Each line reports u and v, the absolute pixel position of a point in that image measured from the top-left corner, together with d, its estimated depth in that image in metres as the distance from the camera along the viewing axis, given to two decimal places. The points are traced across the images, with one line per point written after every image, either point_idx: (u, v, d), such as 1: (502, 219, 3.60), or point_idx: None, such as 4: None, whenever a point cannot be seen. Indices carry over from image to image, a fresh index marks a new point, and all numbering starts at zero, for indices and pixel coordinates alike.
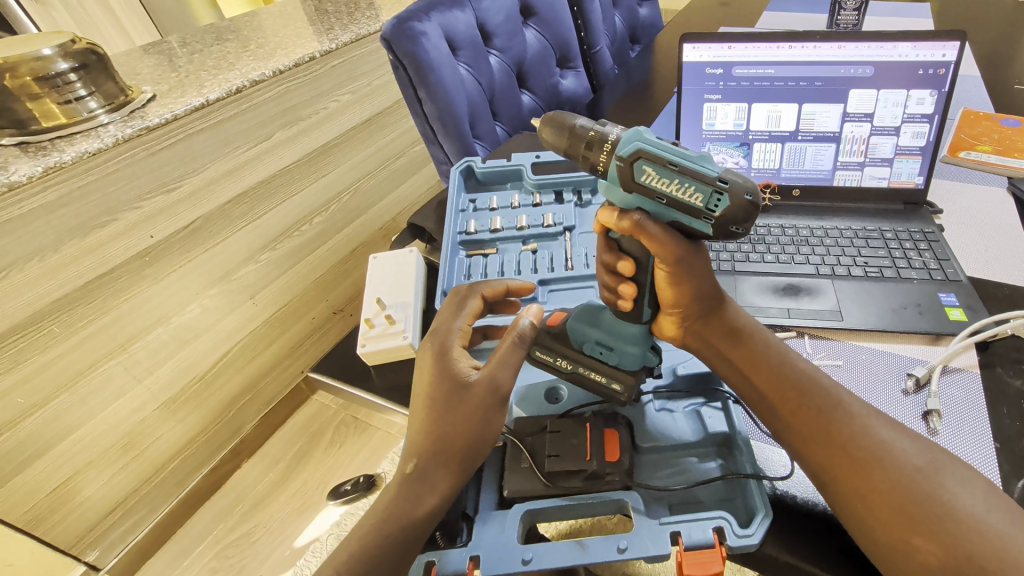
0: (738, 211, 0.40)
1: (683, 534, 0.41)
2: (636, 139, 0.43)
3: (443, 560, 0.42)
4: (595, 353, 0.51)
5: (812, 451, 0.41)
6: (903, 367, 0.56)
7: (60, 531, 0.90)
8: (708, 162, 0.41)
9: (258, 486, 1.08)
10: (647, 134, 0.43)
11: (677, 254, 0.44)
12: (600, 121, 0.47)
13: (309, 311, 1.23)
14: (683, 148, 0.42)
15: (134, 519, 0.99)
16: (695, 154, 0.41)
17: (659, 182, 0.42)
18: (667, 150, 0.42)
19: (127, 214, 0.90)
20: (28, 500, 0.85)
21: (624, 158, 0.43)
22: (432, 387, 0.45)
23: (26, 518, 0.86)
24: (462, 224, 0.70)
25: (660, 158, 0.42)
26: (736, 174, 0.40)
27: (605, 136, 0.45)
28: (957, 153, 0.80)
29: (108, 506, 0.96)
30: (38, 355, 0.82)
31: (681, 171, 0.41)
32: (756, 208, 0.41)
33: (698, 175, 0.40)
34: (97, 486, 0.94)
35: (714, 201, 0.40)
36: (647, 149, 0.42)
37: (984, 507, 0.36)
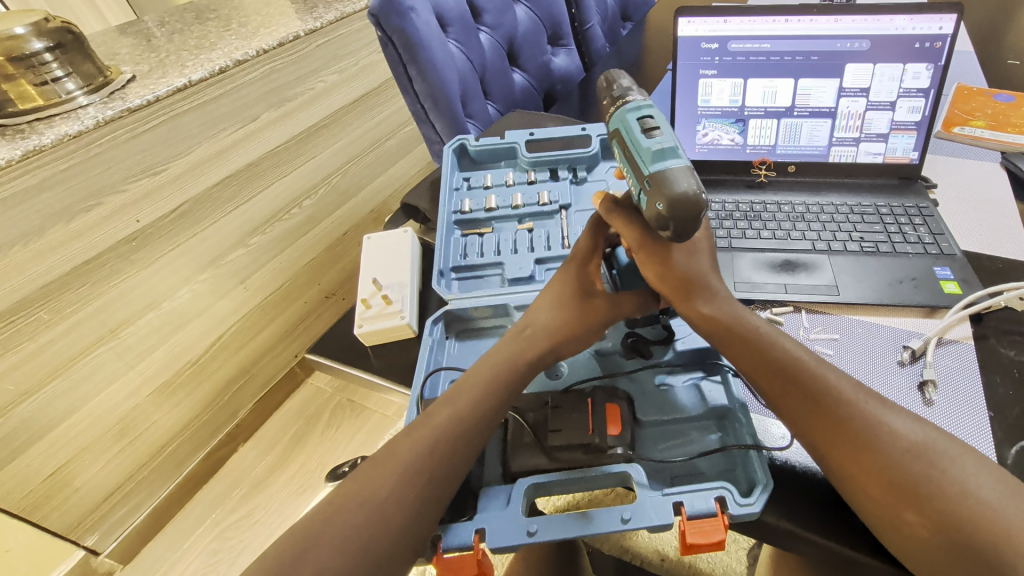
0: (654, 214, 0.42)
1: (685, 504, 0.41)
2: (618, 118, 0.46)
3: (448, 534, 0.42)
4: (620, 275, 0.57)
5: (803, 434, 0.41)
6: (899, 339, 0.56)
7: (59, 515, 0.90)
8: (647, 160, 0.42)
9: (255, 469, 1.08)
10: (628, 116, 0.45)
11: (637, 241, 0.48)
12: (627, 91, 0.48)
13: (301, 295, 1.22)
14: (648, 137, 0.43)
15: (132, 504, 0.99)
16: (644, 149, 0.42)
17: (622, 163, 0.46)
18: (629, 137, 0.44)
19: (113, 198, 0.88)
20: (23, 486, 0.84)
21: (608, 131, 0.48)
22: (563, 286, 0.51)
23: (23, 505, 0.85)
24: (457, 203, 0.69)
25: (624, 143, 0.45)
26: (665, 180, 0.40)
27: (618, 100, 0.48)
28: (951, 128, 0.80)
29: (104, 492, 0.95)
30: (27, 343, 0.80)
31: (630, 160, 0.44)
32: (670, 220, 0.40)
33: (636, 169, 0.43)
34: (94, 472, 0.93)
35: (643, 198, 0.43)
36: (619, 131, 0.45)
37: (977, 480, 0.36)
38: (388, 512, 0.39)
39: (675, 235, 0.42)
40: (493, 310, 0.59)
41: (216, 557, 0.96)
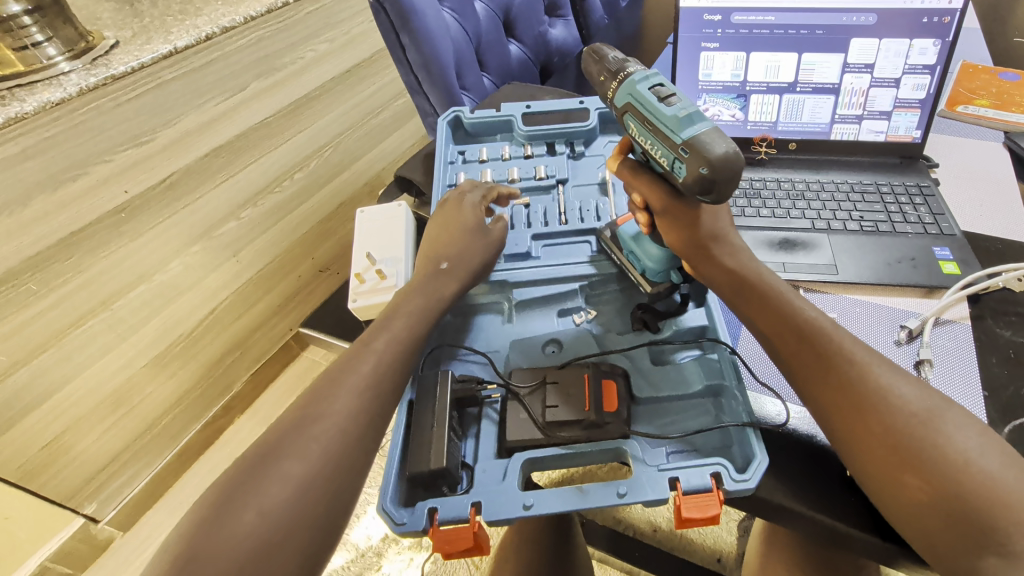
0: (693, 182, 0.40)
1: (681, 480, 0.41)
2: (628, 92, 0.45)
3: (444, 507, 0.42)
4: (630, 258, 0.55)
5: (812, 389, 0.42)
6: (896, 319, 0.56)
7: (57, 484, 0.88)
8: (676, 128, 0.40)
9: (252, 441, 1.06)
10: (639, 87, 0.44)
11: (662, 203, 0.47)
12: (622, 62, 0.47)
13: (294, 269, 1.16)
14: (668, 105, 0.42)
15: (130, 473, 0.96)
16: (670, 117, 0.41)
17: (641, 138, 0.45)
18: (647, 108, 0.43)
19: (99, 167, 0.88)
20: (20, 454, 0.84)
21: (617, 109, 0.46)
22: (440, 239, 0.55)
23: (19, 474, 0.84)
24: (451, 176, 0.68)
25: (641, 115, 0.43)
26: (702, 144, 0.39)
27: (618, 73, 0.46)
28: (955, 107, 0.79)
29: (102, 461, 0.93)
30: (18, 312, 0.81)
31: (654, 132, 0.43)
32: (714, 182, 0.39)
33: (664, 140, 0.42)
34: (90, 442, 0.92)
35: (675, 167, 0.42)
36: (633, 105, 0.44)
37: (979, 449, 0.36)
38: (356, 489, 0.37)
39: (716, 198, 0.41)
40: (488, 287, 0.58)
41: None
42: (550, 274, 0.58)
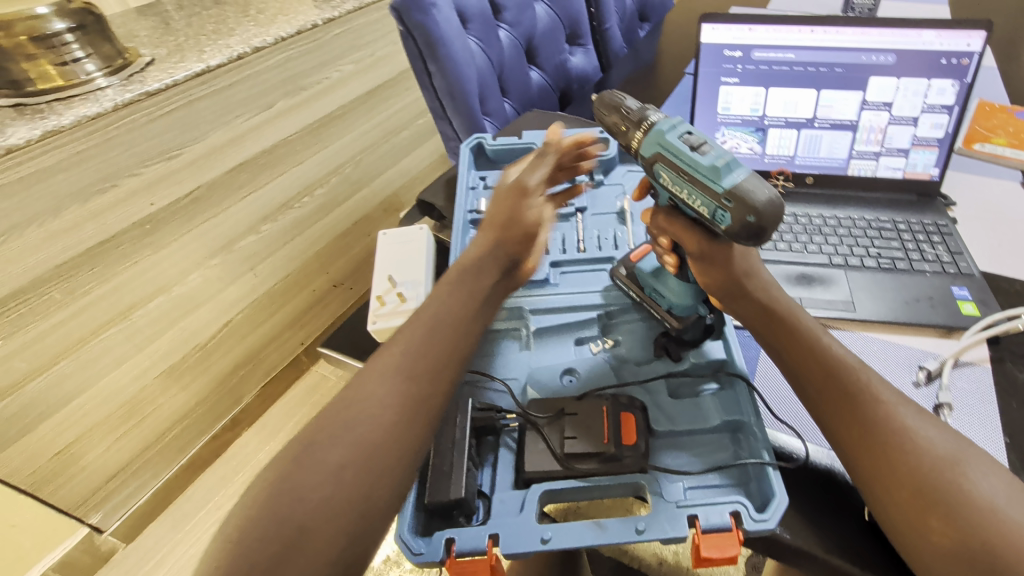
0: (739, 229, 0.41)
1: (700, 518, 0.41)
2: (656, 142, 0.45)
3: (461, 537, 0.42)
4: (652, 296, 0.55)
5: (837, 426, 0.41)
6: (914, 360, 0.56)
7: (64, 494, 0.90)
8: (715, 177, 0.41)
9: (259, 455, 1.08)
10: (668, 137, 0.44)
11: (698, 246, 0.47)
12: (643, 111, 0.47)
13: (310, 283, 1.21)
14: (702, 154, 0.42)
15: (135, 485, 0.99)
16: (708, 166, 0.41)
17: (674, 186, 0.45)
18: (681, 158, 0.43)
19: (127, 181, 0.87)
20: (30, 464, 0.85)
21: (645, 158, 0.46)
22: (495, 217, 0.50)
23: (30, 481, 0.86)
24: (472, 202, 0.68)
25: (673, 165, 0.44)
26: (746, 193, 0.40)
27: (642, 122, 0.47)
28: (972, 145, 0.80)
29: (110, 472, 0.95)
30: (38, 321, 0.80)
31: (690, 182, 0.43)
32: (763, 227, 0.40)
33: (703, 189, 0.42)
34: (99, 452, 0.93)
35: (717, 216, 0.42)
36: (664, 155, 0.44)
37: (1007, 498, 0.36)
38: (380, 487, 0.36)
39: (761, 240, 0.41)
40: (506, 313, 0.59)
41: None
42: (569, 303, 0.59)
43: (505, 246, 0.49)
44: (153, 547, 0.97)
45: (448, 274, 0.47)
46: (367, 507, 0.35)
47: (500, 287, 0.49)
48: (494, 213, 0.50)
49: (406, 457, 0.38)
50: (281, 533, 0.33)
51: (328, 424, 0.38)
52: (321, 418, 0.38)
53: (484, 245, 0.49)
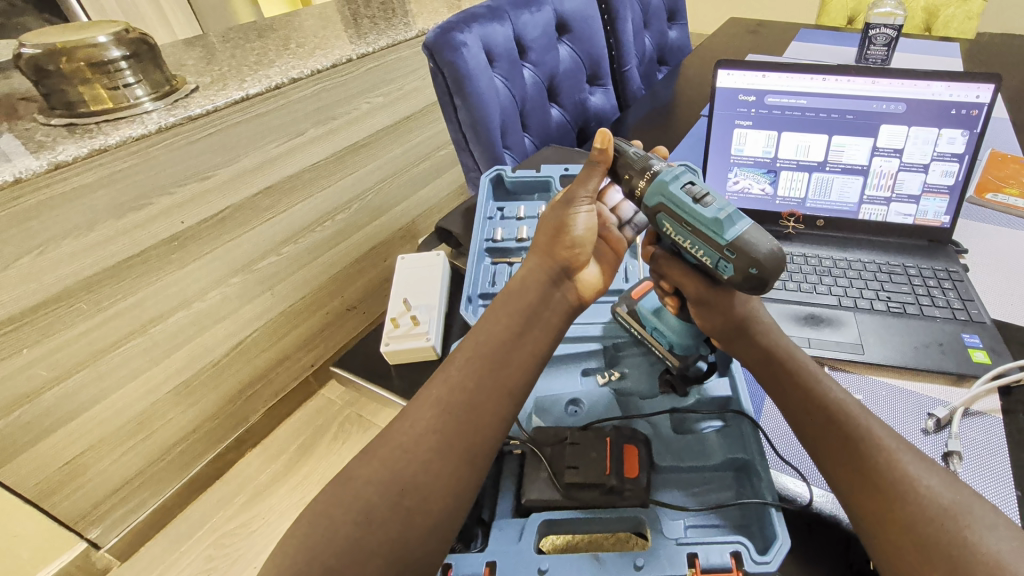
0: (742, 280, 0.42)
1: (699, 557, 0.41)
2: (659, 192, 0.46)
3: (459, 563, 0.42)
4: (653, 333, 0.55)
5: (838, 473, 0.42)
6: (923, 407, 0.56)
7: (68, 504, 0.92)
8: (718, 230, 0.42)
9: (260, 476, 1.12)
10: (671, 188, 0.45)
11: (698, 292, 0.48)
12: (646, 159, 0.48)
13: (324, 306, 1.26)
14: (705, 207, 0.44)
15: (138, 500, 1.02)
16: (711, 220, 0.43)
17: (677, 236, 0.46)
18: (683, 210, 0.44)
19: (162, 199, 0.91)
20: (39, 473, 0.86)
21: (649, 208, 0.47)
22: (543, 227, 0.50)
23: (36, 490, 0.87)
24: (489, 231, 0.70)
25: (676, 216, 0.45)
26: (748, 245, 0.41)
27: (645, 171, 0.48)
28: (984, 194, 0.80)
29: (114, 486, 0.98)
30: (63, 331, 0.83)
31: (693, 233, 0.44)
32: (765, 279, 0.41)
33: (706, 241, 0.43)
34: (107, 464, 0.95)
35: (719, 266, 0.44)
36: (666, 206, 0.45)
37: (1013, 553, 0.36)
38: (388, 529, 0.36)
39: (764, 290, 0.43)
40: None
41: (212, 563, 0.98)
42: (579, 334, 0.60)
43: (555, 258, 0.48)
44: (149, 565, 1.00)
45: (497, 295, 0.47)
46: (403, 539, 0.36)
47: (555, 300, 0.47)
48: (545, 226, 0.50)
49: (413, 498, 0.37)
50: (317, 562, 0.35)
51: (368, 455, 0.39)
52: (361, 456, 0.40)
53: (535, 260, 0.48)
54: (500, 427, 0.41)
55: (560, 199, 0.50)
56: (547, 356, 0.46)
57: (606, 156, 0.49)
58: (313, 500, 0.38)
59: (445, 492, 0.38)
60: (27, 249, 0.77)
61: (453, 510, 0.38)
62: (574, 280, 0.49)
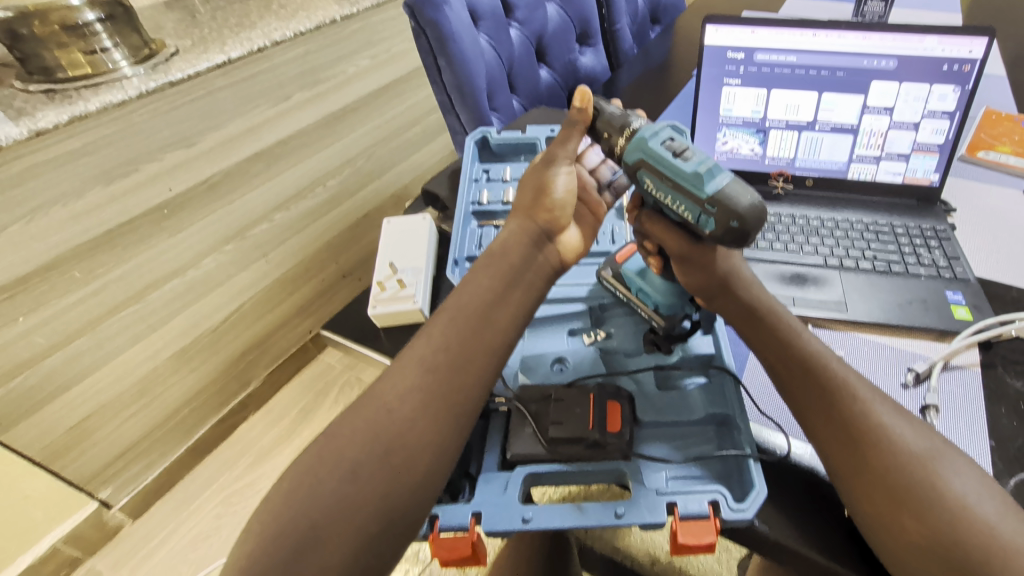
0: (724, 234, 0.43)
1: (679, 505, 0.42)
2: (639, 148, 0.46)
3: (446, 515, 0.43)
4: (638, 295, 0.56)
5: (814, 424, 0.43)
6: (905, 362, 0.57)
7: (79, 465, 0.92)
8: (698, 184, 0.42)
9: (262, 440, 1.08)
10: (650, 144, 0.45)
11: (680, 249, 0.48)
12: (626, 116, 0.48)
13: (320, 272, 1.21)
14: (685, 161, 0.43)
15: (143, 463, 1.00)
16: (691, 173, 0.43)
17: (658, 192, 0.46)
18: (663, 165, 0.44)
19: (148, 166, 0.90)
20: (44, 438, 0.87)
21: (629, 165, 0.47)
22: (524, 189, 0.50)
23: (44, 453, 0.87)
24: (475, 195, 0.69)
25: (657, 172, 0.45)
26: (729, 199, 0.42)
27: (623, 128, 0.47)
28: (976, 152, 0.80)
29: (120, 449, 0.97)
30: (58, 298, 0.83)
31: (674, 188, 0.44)
32: (746, 232, 0.42)
33: (687, 195, 0.43)
34: (113, 428, 0.95)
35: (700, 221, 0.44)
36: (647, 162, 0.45)
37: (979, 498, 0.38)
38: (377, 484, 0.37)
39: (745, 244, 0.43)
40: None
41: (219, 522, 0.98)
42: (564, 295, 0.61)
43: (536, 221, 0.48)
44: None
45: (479, 257, 0.47)
46: (385, 494, 0.37)
47: (538, 263, 0.47)
48: (525, 188, 0.50)
49: (398, 455, 0.38)
50: (303, 516, 0.36)
51: (354, 414, 0.40)
52: (343, 417, 0.40)
53: (517, 223, 0.48)
54: (483, 385, 0.42)
55: (540, 161, 0.50)
56: (528, 316, 0.46)
57: (585, 114, 0.49)
58: (299, 456, 0.39)
59: (429, 450, 0.39)
60: (14, 218, 0.77)
61: (438, 466, 0.39)
62: (557, 242, 0.49)
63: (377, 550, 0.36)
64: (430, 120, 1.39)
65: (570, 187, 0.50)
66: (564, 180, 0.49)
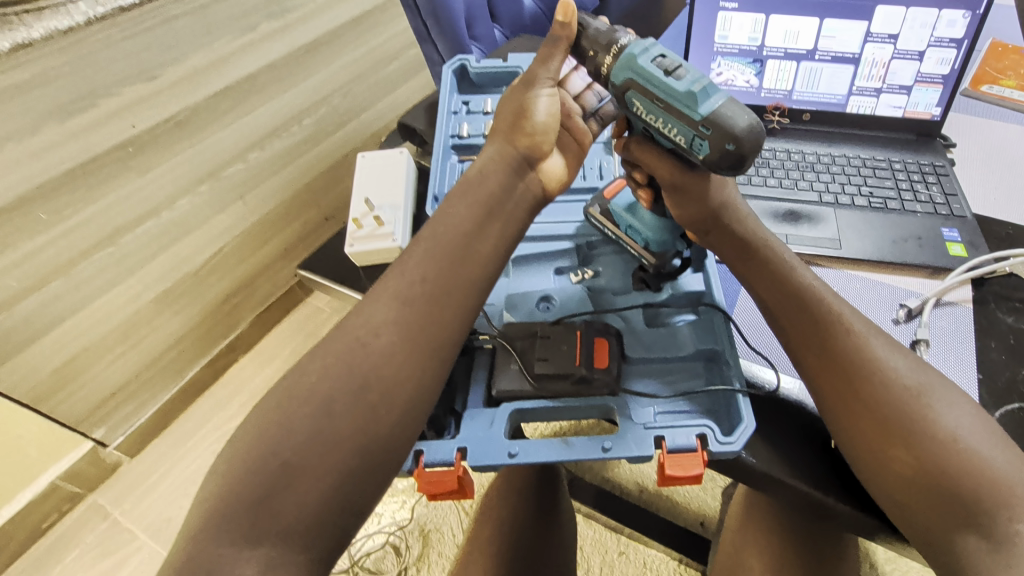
0: (718, 158, 0.40)
1: (666, 439, 0.42)
2: (628, 67, 0.42)
3: (430, 450, 0.42)
4: (628, 232, 0.53)
5: (805, 358, 0.42)
6: (897, 298, 0.56)
7: (71, 405, 0.92)
8: (692, 104, 0.39)
9: (254, 381, 1.13)
10: (640, 61, 0.42)
11: (672, 179, 0.45)
12: (613, 32, 0.44)
13: (302, 215, 1.16)
14: (677, 79, 0.40)
15: (138, 402, 1.02)
16: (684, 93, 0.40)
17: (648, 115, 0.43)
18: (655, 85, 0.41)
19: (107, 100, 0.83)
20: (30, 379, 0.86)
21: (616, 86, 0.44)
22: (505, 113, 0.46)
23: (31, 395, 0.87)
24: (454, 127, 0.65)
25: (646, 93, 0.42)
26: (725, 119, 0.39)
27: (610, 45, 0.44)
28: (980, 86, 0.76)
29: (112, 388, 0.98)
30: (25, 241, 0.79)
31: (665, 109, 0.41)
32: (743, 156, 0.39)
33: (679, 117, 0.40)
34: (101, 369, 0.95)
35: (694, 145, 0.41)
36: (636, 82, 0.42)
37: (970, 429, 0.37)
38: (354, 418, 0.35)
39: (741, 170, 0.41)
40: None
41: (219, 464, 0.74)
42: (550, 232, 0.58)
43: (515, 147, 0.45)
44: (150, 467, 1.03)
45: (456, 186, 0.44)
46: (363, 428, 0.35)
47: (519, 192, 0.44)
48: (504, 113, 0.47)
49: (376, 390, 0.36)
50: (277, 452, 0.34)
51: (328, 348, 0.38)
52: (317, 351, 0.38)
53: (495, 148, 0.46)
54: (462, 319, 0.40)
55: (520, 82, 0.47)
56: (510, 249, 0.44)
57: (568, 31, 0.45)
58: (272, 392, 0.37)
59: (408, 383, 0.37)
60: None
61: (418, 400, 0.38)
62: (539, 170, 0.46)
63: (358, 484, 0.35)
64: (415, 53, 1.28)
65: (552, 107, 0.46)
66: (546, 100, 0.46)
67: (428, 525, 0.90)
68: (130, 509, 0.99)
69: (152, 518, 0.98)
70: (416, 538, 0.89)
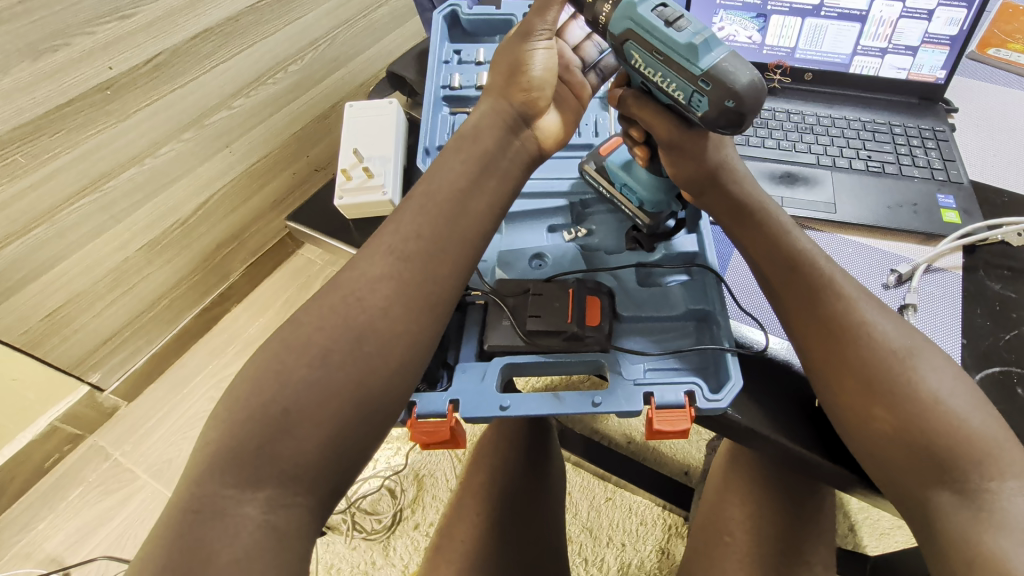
0: (717, 116, 0.39)
1: (655, 395, 0.42)
2: (627, 17, 0.41)
3: (423, 402, 0.42)
4: (622, 191, 0.52)
5: (795, 321, 0.42)
6: (889, 264, 0.56)
7: (64, 351, 0.92)
8: (692, 58, 0.38)
9: (250, 329, 1.15)
10: (639, 10, 0.40)
11: (670, 136, 0.44)
12: None
13: (290, 166, 1.14)
14: (678, 31, 0.39)
15: (131, 349, 1.03)
16: (684, 45, 0.38)
17: (646, 69, 0.42)
18: (654, 36, 0.39)
19: (80, 39, 0.77)
20: (23, 323, 0.84)
21: (615, 36, 0.42)
22: (503, 64, 0.44)
23: (25, 339, 0.86)
24: (445, 78, 0.63)
25: (646, 44, 0.40)
26: (725, 75, 0.37)
27: None
28: (986, 49, 0.75)
29: (105, 335, 0.97)
30: (5, 186, 0.76)
31: (664, 63, 0.40)
32: (743, 114, 0.38)
33: (679, 72, 0.39)
34: (90, 318, 0.93)
35: (693, 102, 0.40)
36: (635, 32, 0.40)
37: (950, 391, 0.38)
38: (349, 369, 0.35)
39: (740, 129, 0.40)
40: None
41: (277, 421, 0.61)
42: (544, 188, 0.57)
43: (510, 102, 0.44)
44: (144, 415, 1.05)
45: (450, 141, 0.43)
46: (358, 380, 0.35)
47: (514, 148, 0.43)
48: (499, 65, 0.45)
49: (371, 344, 0.36)
50: (272, 402, 0.34)
51: (321, 301, 0.37)
52: (309, 303, 0.38)
53: (490, 103, 0.44)
54: (457, 276, 0.39)
55: (517, 34, 0.44)
56: (505, 207, 0.43)
57: None
58: (265, 343, 0.37)
59: (404, 337, 0.37)
60: None
61: (413, 354, 0.37)
62: (535, 125, 0.45)
63: (354, 434, 0.35)
64: None
65: (551, 59, 0.44)
66: (544, 51, 0.44)
67: (422, 471, 0.92)
68: (131, 451, 1.01)
69: (152, 460, 1.00)
70: (411, 482, 0.91)
